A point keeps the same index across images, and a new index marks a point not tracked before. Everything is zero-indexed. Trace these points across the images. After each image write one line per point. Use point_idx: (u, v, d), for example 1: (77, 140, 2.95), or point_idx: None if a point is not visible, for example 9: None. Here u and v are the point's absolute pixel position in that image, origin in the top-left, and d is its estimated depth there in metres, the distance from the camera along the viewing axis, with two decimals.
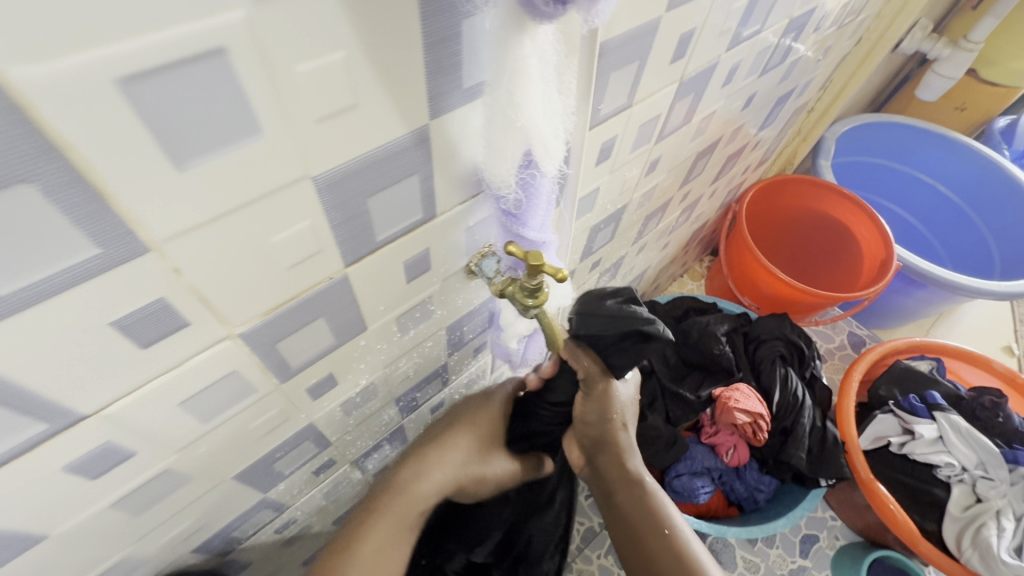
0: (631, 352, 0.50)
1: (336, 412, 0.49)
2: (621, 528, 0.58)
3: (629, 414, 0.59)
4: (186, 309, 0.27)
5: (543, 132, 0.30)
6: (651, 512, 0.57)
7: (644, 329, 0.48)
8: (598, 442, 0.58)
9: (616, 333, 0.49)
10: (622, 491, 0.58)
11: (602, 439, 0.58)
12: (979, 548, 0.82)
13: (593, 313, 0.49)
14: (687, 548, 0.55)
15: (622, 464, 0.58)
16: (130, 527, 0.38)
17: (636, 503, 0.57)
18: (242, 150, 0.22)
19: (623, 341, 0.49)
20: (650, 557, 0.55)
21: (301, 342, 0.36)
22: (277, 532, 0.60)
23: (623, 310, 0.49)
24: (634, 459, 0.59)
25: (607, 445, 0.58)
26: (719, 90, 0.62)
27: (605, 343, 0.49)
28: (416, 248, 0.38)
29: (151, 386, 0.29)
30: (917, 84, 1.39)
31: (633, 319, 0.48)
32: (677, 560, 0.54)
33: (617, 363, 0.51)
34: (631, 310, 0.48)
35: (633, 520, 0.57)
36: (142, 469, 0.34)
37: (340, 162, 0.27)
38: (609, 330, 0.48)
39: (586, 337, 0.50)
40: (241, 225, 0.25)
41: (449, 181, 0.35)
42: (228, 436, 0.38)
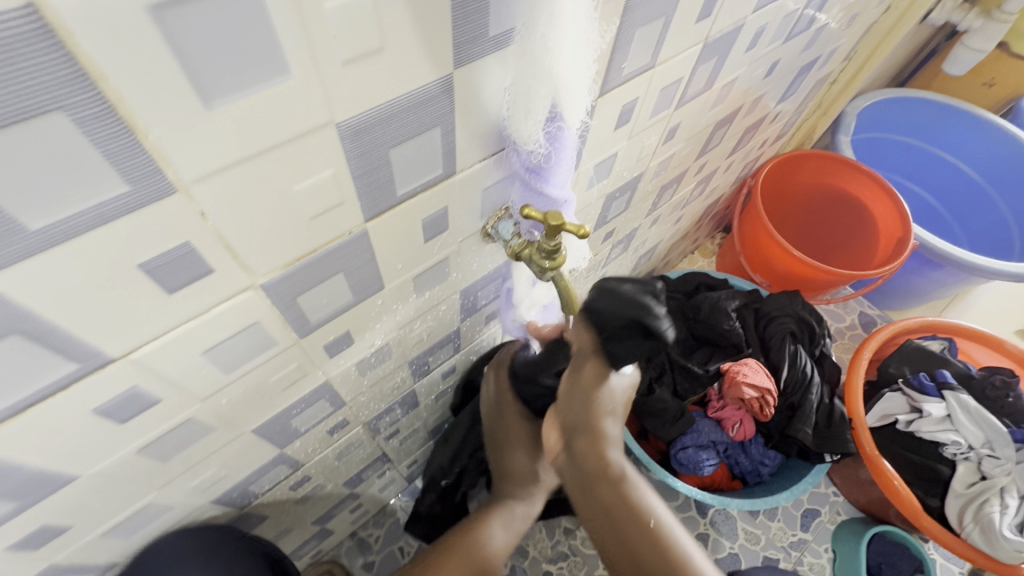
0: (629, 344, 0.47)
1: (351, 371, 0.49)
2: (603, 519, 0.59)
3: (616, 403, 0.59)
4: (211, 255, 0.27)
5: (570, 82, 0.31)
6: (633, 507, 0.58)
7: (648, 319, 0.45)
8: (579, 423, 0.58)
9: (621, 320, 0.46)
10: (603, 485, 0.59)
11: (583, 425, 0.58)
12: (980, 523, 0.83)
13: (601, 296, 0.48)
14: (670, 539, 0.57)
15: (603, 455, 0.59)
16: (156, 475, 0.39)
17: (619, 497, 0.58)
18: (271, 90, 0.22)
19: (625, 329, 0.46)
20: (636, 551, 0.57)
21: (320, 297, 0.36)
22: (291, 489, 0.62)
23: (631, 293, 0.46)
24: (614, 452, 0.60)
25: (592, 435, 0.58)
26: (742, 55, 0.60)
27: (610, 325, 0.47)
28: (434, 207, 0.38)
29: (178, 333, 0.29)
30: (944, 57, 1.35)
31: (640, 310, 0.45)
32: (661, 551, 0.56)
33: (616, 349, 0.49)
34: (643, 302, 0.45)
35: (616, 515, 0.58)
36: (167, 417, 0.34)
37: (364, 108, 0.26)
38: (616, 314, 0.46)
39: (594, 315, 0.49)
40: (270, 170, 0.25)
41: (469, 135, 0.34)
42: (249, 389, 0.39)
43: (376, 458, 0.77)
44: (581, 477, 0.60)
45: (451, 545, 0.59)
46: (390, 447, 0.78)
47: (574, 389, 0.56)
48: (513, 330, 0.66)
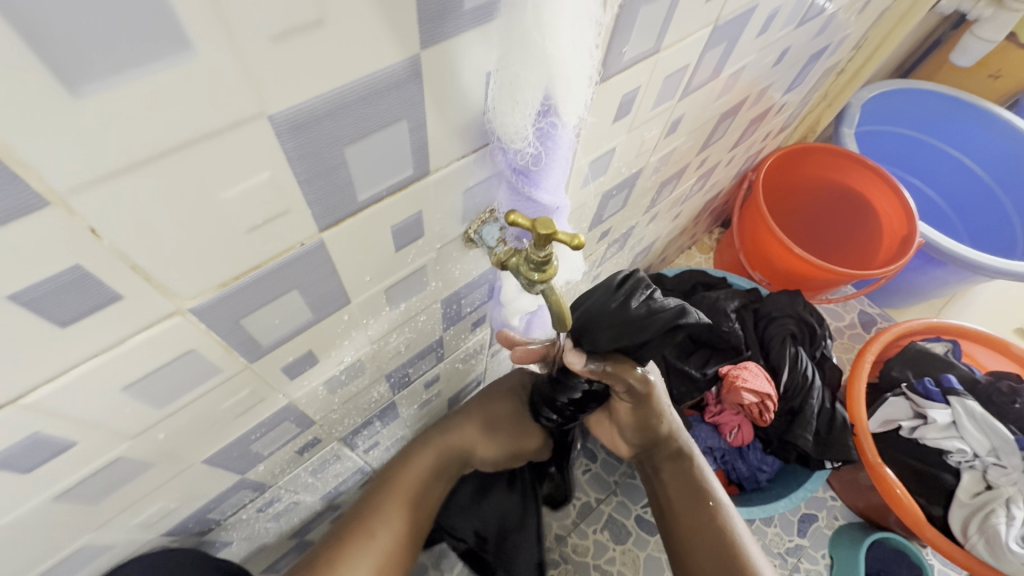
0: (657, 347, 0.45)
1: (319, 390, 0.44)
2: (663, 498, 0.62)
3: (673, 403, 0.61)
4: (114, 278, 0.22)
5: (567, 70, 0.26)
6: (697, 487, 0.60)
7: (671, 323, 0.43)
8: (648, 431, 0.61)
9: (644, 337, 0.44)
10: (668, 468, 0.62)
11: (647, 426, 0.61)
12: (985, 535, 0.81)
13: (607, 328, 0.44)
14: (729, 526, 0.57)
15: (673, 442, 0.62)
16: (85, 518, 0.34)
17: (685, 477, 0.61)
18: (166, 73, 0.17)
19: (652, 342, 0.44)
20: (688, 528, 0.58)
21: (272, 317, 0.31)
22: (259, 510, 0.57)
23: (645, 311, 0.43)
24: (683, 437, 0.63)
25: (655, 432, 0.62)
26: (753, 41, 0.55)
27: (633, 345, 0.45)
28: (407, 212, 0.33)
29: (83, 370, 0.24)
30: (952, 47, 1.30)
31: (657, 312, 0.43)
32: (719, 530, 0.56)
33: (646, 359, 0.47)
34: (652, 305, 0.43)
35: (676, 494, 0.60)
36: (88, 459, 0.29)
37: (304, 98, 0.21)
38: (634, 336, 0.44)
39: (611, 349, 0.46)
40: (181, 175, 0.20)
41: (444, 130, 0.29)
42: (193, 420, 0.34)
43: (355, 471, 0.72)
44: (649, 462, 0.65)
45: (390, 481, 0.60)
46: (370, 459, 0.73)
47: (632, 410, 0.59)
48: (500, 326, 0.58)
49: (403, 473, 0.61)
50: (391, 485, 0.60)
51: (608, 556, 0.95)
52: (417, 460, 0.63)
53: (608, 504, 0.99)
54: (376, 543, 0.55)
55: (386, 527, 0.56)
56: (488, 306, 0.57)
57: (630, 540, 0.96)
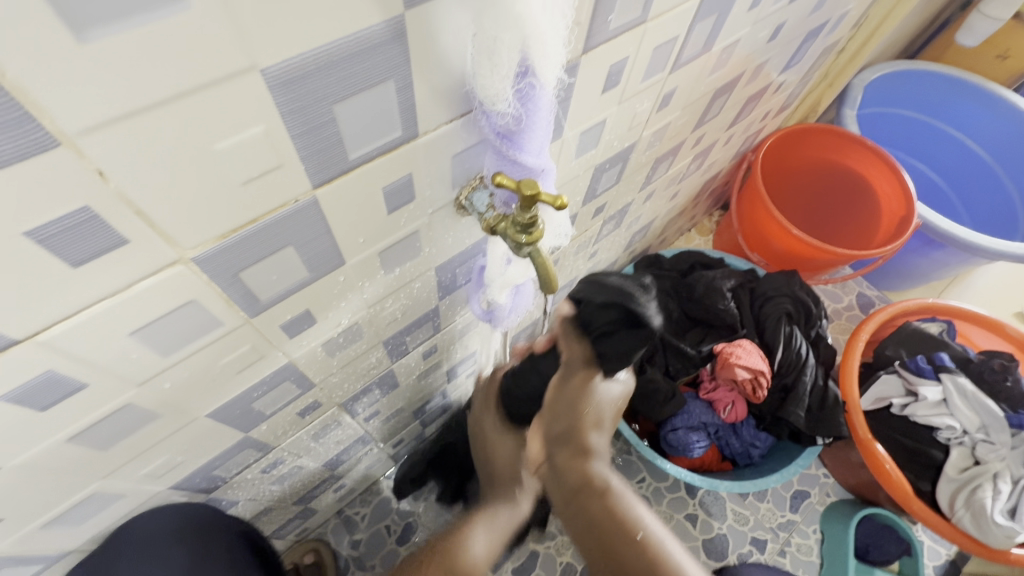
0: (618, 340, 0.42)
1: (318, 352, 0.46)
2: (590, 535, 0.56)
3: (604, 412, 0.54)
4: (122, 223, 0.23)
5: (541, 30, 0.27)
6: (620, 519, 0.55)
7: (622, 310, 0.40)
8: (572, 440, 0.54)
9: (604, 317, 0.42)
10: (591, 497, 0.56)
11: (567, 433, 0.54)
12: (971, 509, 0.82)
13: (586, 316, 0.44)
14: (662, 551, 0.53)
15: (585, 468, 0.56)
16: (98, 462, 0.36)
17: (606, 509, 0.55)
18: (164, 22, 0.18)
19: (612, 325, 0.41)
20: (625, 565, 0.53)
21: (270, 273, 0.33)
22: (264, 472, 0.60)
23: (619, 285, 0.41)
24: (599, 460, 0.57)
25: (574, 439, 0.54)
26: (745, 14, 0.55)
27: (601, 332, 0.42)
28: (398, 173, 0.34)
29: (94, 312, 0.26)
30: (958, 26, 1.29)
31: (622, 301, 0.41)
32: (650, 563, 0.52)
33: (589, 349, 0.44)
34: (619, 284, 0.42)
35: (603, 527, 0.55)
36: (100, 402, 0.32)
37: (292, 53, 0.23)
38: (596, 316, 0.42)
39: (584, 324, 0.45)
40: (178, 124, 0.22)
41: (431, 90, 0.30)
42: (197, 371, 0.36)
43: (356, 439, 0.75)
44: (564, 487, 0.57)
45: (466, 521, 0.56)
46: (371, 428, 0.75)
47: (560, 394, 0.50)
48: (481, 316, 0.58)
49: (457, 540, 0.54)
50: (447, 548, 0.53)
51: None
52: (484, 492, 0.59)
53: None
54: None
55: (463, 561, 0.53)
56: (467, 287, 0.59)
57: None
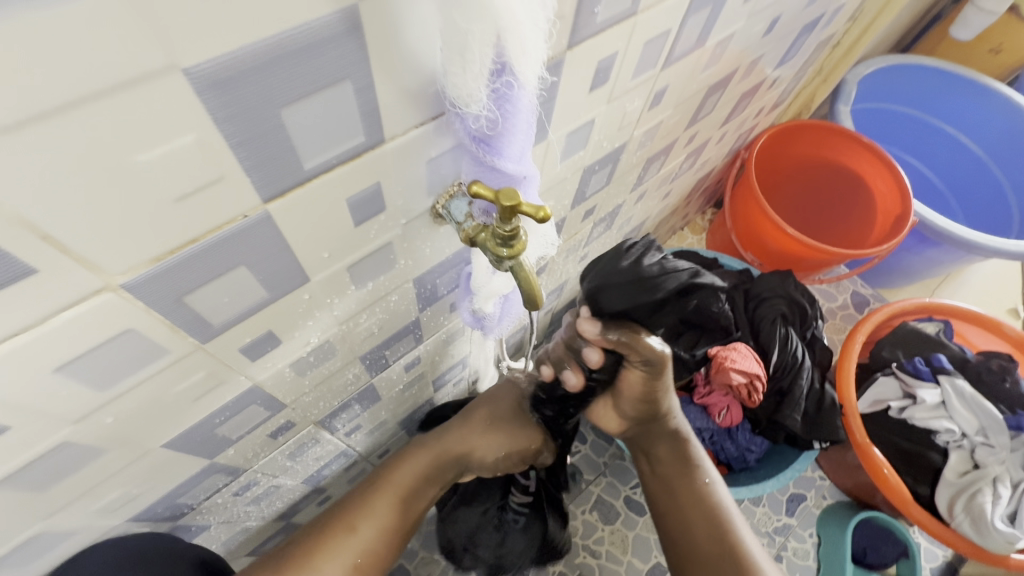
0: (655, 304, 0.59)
1: (287, 372, 0.43)
2: (659, 478, 0.66)
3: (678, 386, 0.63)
4: (25, 249, 0.20)
5: (517, 21, 0.24)
6: (691, 465, 0.64)
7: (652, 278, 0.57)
8: (652, 409, 0.63)
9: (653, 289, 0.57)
10: (661, 443, 0.66)
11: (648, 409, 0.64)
12: (971, 514, 0.80)
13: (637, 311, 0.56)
14: (721, 500, 0.62)
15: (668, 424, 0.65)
16: (37, 503, 0.33)
17: (677, 456, 0.65)
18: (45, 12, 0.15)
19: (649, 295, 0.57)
20: (683, 505, 0.62)
21: (221, 295, 0.30)
22: (237, 495, 0.56)
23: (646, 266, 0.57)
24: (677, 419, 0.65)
25: (657, 422, 0.65)
26: (740, 7, 0.53)
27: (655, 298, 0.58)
28: (364, 182, 0.31)
29: (7, 349, 0.23)
30: (952, 20, 1.27)
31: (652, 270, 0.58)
32: (710, 505, 0.61)
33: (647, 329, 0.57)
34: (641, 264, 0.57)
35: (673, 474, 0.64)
36: (28, 443, 0.28)
37: (219, 48, 0.19)
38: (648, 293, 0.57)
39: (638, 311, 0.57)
40: (80, 135, 0.18)
41: (396, 91, 0.27)
42: (144, 403, 0.32)
43: (338, 454, 0.72)
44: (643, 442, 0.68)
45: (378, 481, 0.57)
46: (353, 442, 0.72)
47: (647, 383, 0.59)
48: (469, 322, 0.54)
49: (394, 470, 0.59)
50: (382, 481, 0.57)
51: (596, 537, 0.95)
52: (412, 459, 0.60)
53: (596, 485, 0.99)
54: (357, 539, 0.53)
55: (368, 523, 0.54)
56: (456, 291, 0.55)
57: (619, 520, 0.96)
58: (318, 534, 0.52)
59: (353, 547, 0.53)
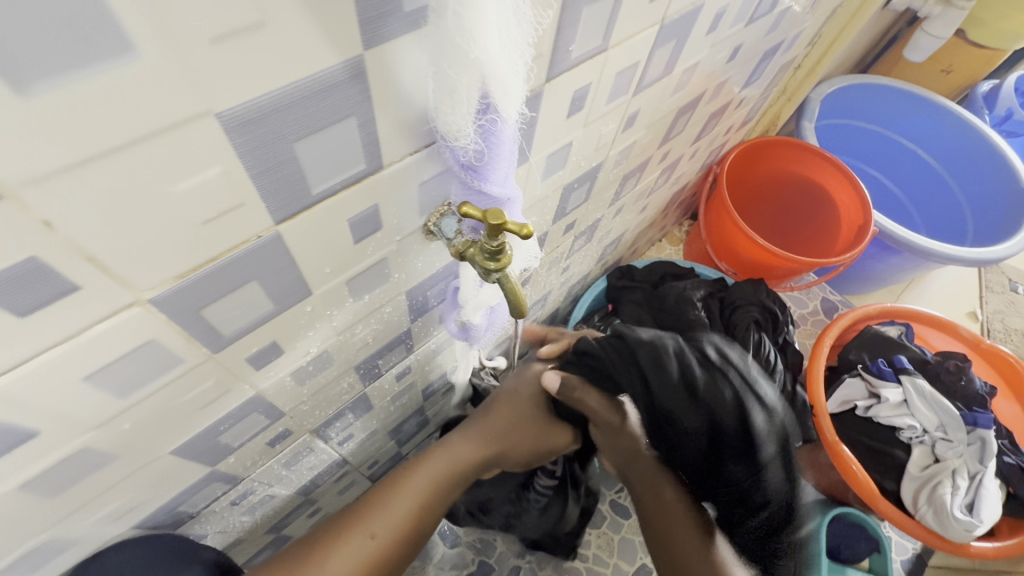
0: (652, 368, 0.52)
1: (286, 381, 0.45)
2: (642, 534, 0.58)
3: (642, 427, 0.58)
4: (70, 270, 0.23)
5: (499, 69, 0.27)
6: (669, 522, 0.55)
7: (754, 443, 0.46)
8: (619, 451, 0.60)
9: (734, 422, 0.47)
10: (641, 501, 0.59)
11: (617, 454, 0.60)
12: (933, 505, 0.86)
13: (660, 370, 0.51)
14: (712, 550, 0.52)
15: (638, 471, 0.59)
16: (53, 508, 0.35)
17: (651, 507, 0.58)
18: (110, 71, 0.18)
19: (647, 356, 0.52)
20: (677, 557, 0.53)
21: (232, 309, 0.32)
22: (233, 503, 0.58)
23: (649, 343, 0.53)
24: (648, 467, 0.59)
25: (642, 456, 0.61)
26: (703, 39, 0.57)
27: (726, 439, 0.48)
28: (363, 205, 0.34)
29: (43, 360, 0.25)
30: (905, 43, 1.36)
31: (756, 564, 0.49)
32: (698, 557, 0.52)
33: (672, 405, 0.50)
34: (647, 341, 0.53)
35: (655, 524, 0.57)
36: (53, 448, 0.30)
37: (249, 96, 0.22)
38: (726, 408, 0.47)
39: (679, 375, 0.50)
40: (122, 172, 0.21)
41: (394, 126, 0.30)
42: (157, 411, 0.35)
43: (330, 463, 0.73)
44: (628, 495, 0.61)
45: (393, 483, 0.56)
46: (345, 451, 0.74)
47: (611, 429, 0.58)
48: (457, 334, 0.59)
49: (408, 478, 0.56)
50: (396, 487, 0.55)
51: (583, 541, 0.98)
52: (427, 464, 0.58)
53: None
54: (368, 546, 0.50)
55: (385, 525, 0.52)
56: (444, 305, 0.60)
57: (604, 523, 0.99)
58: (329, 538, 0.51)
59: (366, 553, 0.50)
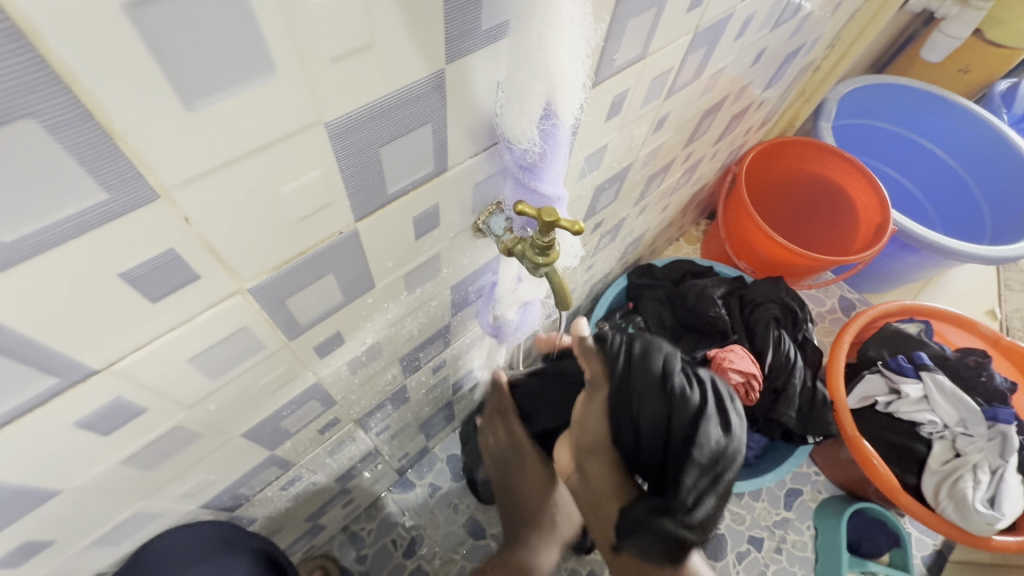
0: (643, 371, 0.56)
1: (343, 370, 0.48)
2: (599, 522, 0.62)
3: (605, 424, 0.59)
4: (195, 262, 0.26)
5: (565, 80, 0.30)
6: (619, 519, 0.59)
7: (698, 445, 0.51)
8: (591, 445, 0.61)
9: (685, 424, 0.53)
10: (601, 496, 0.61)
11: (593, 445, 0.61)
12: (954, 499, 0.87)
13: (644, 363, 0.56)
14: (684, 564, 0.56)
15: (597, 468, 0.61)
16: (143, 483, 0.38)
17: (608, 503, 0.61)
18: (255, 86, 0.21)
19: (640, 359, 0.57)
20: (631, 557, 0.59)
21: (310, 299, 0.35)
22: (282, 488, 0.61)
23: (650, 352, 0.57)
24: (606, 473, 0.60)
25: (602, 451, 0.60)
26: (731, 44, 0.60)
27: (674, 440, 0.54)
28: (426, 203, 0.37)
29: (161, 342, 0.28)
30: (922, 43, 1.37)
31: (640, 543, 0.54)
32: None
33: (640, 386, 0.56)
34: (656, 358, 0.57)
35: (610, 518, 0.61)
36: (154, 425, 0.33)
37: (353, 106, 0.25)
38: (685, 412, 0.53)
39: (658, 373, 0.56)
40: (248, 174, 0.24)
41: (461, 130, 0.33)
42: (238, 393, 0.38)
43: (367, 453, 0.76)
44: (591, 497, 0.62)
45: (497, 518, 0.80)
46: (381, 441, 0.77)
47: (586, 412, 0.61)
48: (489, 329, 0.61)
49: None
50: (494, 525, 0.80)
51: None
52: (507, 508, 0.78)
53: None
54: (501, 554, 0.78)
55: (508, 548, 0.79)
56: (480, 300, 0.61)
57: None
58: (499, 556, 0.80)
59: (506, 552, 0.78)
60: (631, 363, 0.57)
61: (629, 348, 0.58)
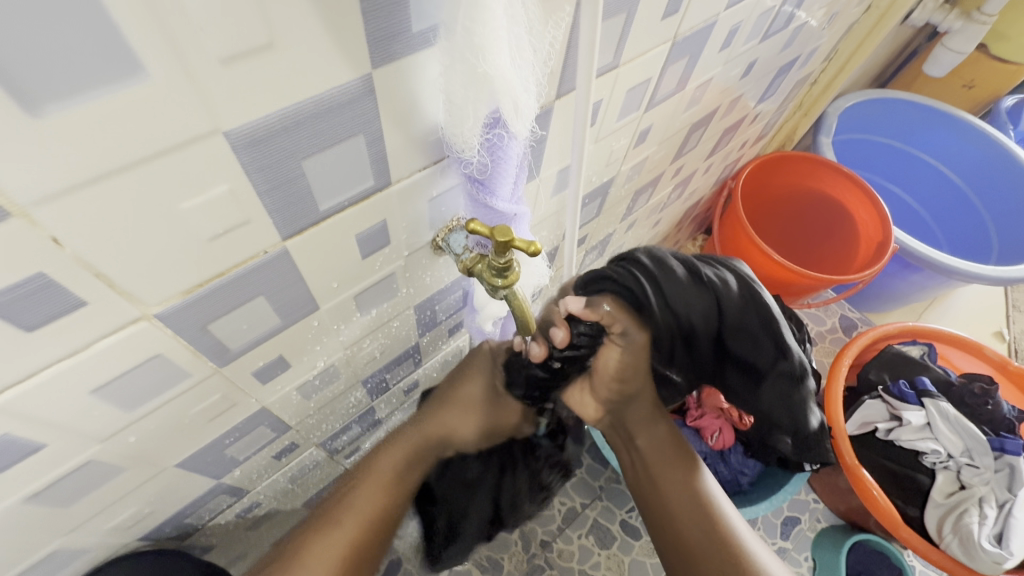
0: (670, 282, 0.47)
1: (293, 395, 0.45)
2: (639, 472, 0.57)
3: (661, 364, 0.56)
4: (78, 286, 0.23)
5: (510, 85, 0.27)
6: (678, 452, 0.56)
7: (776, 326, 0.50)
8: (632, 388, 0.55)
9: (741, 314, 0.49)
10: (643, 434, 0.57)
11: (631, 393, 0.55)
12: (959, 534, 0.82)
13: (670, 276, 0.47)
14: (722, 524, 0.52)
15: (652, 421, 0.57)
16: (59, 520, 0.35)
17: (661, 448, 0.56)
18: (122, 93, 0.18)
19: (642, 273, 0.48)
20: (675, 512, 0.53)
21: (240, 323, 0.32)
22: (239, 516, 0.58)
23: (655, 264, 0.48)
24: (654, 430, 0.57)
25: (635, 401, 0.56)
26: (716, 55, 0.57)
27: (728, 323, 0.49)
28: (371, 221, 0.34)
29: (47, 375, 0.25)
30: (924, 58, 1.34)
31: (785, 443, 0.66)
32: (706, 529, 0.51)
33: (685, 304, 0.48)
34: (669, 263, 0.48)
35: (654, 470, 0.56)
36: (59, 461, 0.30)
37: (255, 116, 0.23)
38: (735, 305, 0.49)
39: (684, 273, 0.48)
40: (139, 188, 0.21)
41: (403, 141, 0.30)
42: (164, 423, 0.35)
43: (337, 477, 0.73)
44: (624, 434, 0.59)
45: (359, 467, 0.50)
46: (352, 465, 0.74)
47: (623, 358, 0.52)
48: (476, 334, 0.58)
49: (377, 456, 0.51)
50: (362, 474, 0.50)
51: (593, 562, 0.95)
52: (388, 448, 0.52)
53: (592, 508, 0.99)
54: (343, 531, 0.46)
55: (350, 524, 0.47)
56: (461, 313, 0.58)
57: (616, 545, 0.96)
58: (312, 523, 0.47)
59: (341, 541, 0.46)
60: (656, 282, 0.47)
61: (639, 263, 0.48)
